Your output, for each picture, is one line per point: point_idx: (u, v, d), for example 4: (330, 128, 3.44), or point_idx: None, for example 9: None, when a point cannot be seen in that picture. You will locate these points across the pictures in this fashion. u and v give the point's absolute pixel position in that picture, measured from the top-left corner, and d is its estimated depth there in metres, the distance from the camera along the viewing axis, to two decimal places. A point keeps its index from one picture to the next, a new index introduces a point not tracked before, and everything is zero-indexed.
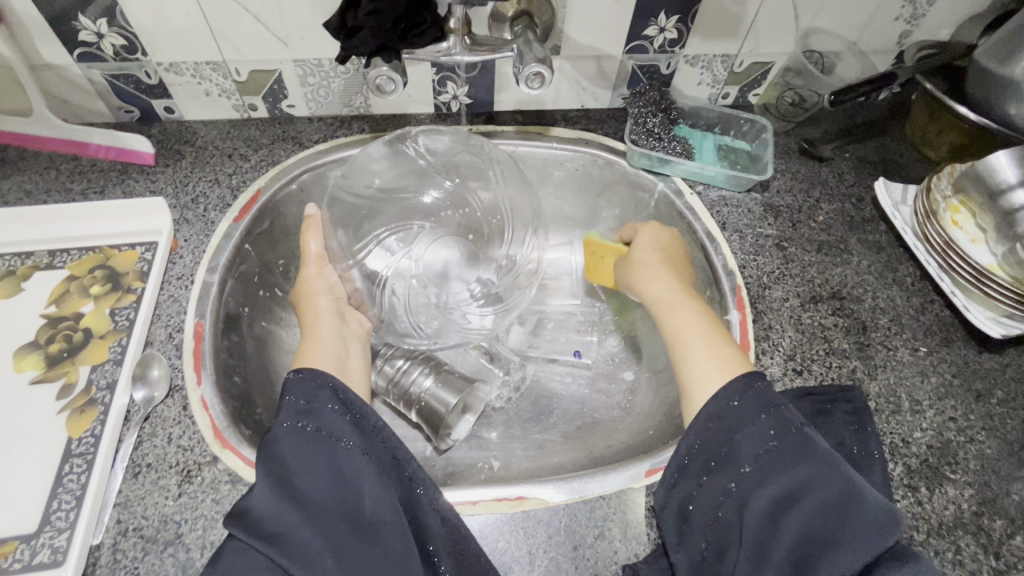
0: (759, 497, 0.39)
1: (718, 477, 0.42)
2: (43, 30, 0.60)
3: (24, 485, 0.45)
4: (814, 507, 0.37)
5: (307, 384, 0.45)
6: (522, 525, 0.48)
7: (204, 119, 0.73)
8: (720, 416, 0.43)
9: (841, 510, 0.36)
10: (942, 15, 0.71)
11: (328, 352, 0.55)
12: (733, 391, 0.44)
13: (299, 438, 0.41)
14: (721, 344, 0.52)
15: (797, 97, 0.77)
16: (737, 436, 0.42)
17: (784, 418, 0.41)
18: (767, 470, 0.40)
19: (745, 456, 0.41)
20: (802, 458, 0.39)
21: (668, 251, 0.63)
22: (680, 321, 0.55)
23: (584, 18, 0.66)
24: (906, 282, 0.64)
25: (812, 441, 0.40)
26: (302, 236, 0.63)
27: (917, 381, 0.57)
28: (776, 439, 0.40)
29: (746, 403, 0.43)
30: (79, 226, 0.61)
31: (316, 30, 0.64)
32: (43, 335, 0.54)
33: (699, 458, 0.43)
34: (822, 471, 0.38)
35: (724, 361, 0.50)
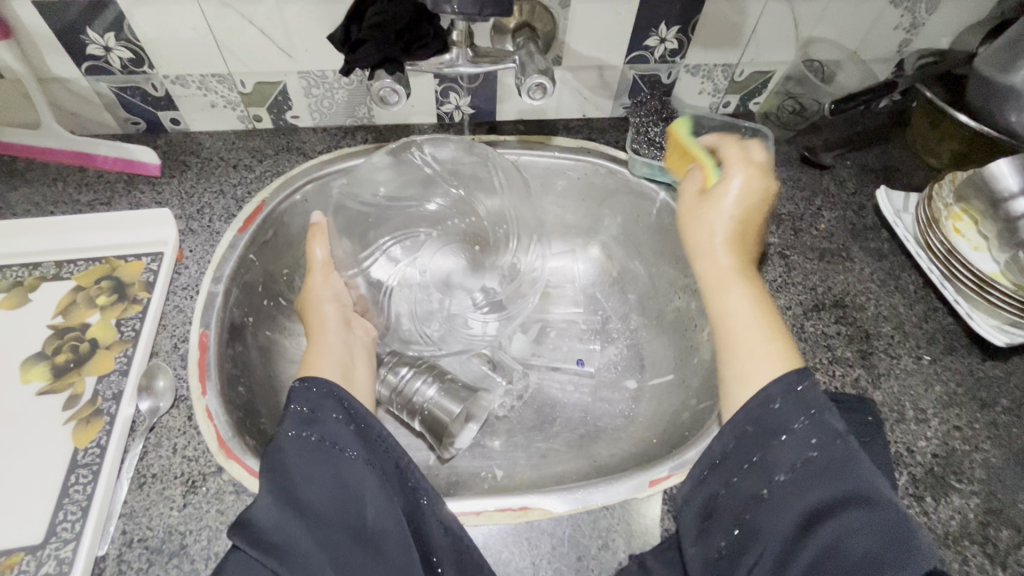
0: (789, 505, 0.37)
1: (750, 478, 0.40)
2: (52, 44, 0.61)
3: (30, 496, 0.45)
4: (853, 526, 0.35)
5: (310, 393, 0.44)
6: (526, 535, 0.48)
7: (209, 130, 0.73)
8: (759, 418, 0.42)
9: (883, 534, 0.34)
10: (940, 24, 0.72)
11: (333, 360, 0.53)
12: (774, 392, 0.42)
13: (303, 447, 0.41)
14: (773, 340, 0.46)
15: (797, 106, 0.78)
16: (776, 440, 0.40)
17: (824, 423, 0.39)
18: (801, 478, 0.38)
19: (783, 461, 0.39)
20: (845, 471, 0.37)
21: (746, 217, 0.53)
22: (731, 305, 0.49)
23: (585, 29, 0.66)
24: (909, 290, 0.64)
25: (855, 454, 0.38)
26: (309, 243, 0.63)
27: (921, 389, 0.56)
28: (818, 450, 0.39)
29: (788, 405, 0.41)
30: (87, 237, 0.62)
31: (320, 43, 0.65)
32: (50, 346, 0.54)
33: (736, 456, 0.42)
34: (864, 489, 0.36)
35: (769, 358, 0.45)
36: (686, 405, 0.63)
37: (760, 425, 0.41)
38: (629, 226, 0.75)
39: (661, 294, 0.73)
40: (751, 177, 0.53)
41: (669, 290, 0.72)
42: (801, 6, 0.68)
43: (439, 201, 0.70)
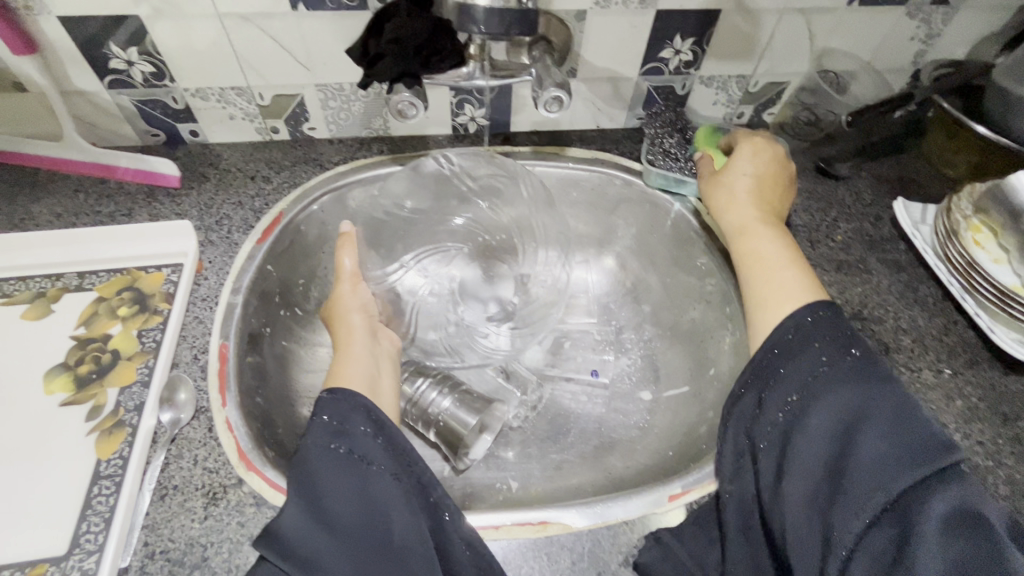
0: (810, 419, 0.41)
1: (770, 404, 0.45)
2: (76, 58, 0.62)
3: (55, 507, 0.46)
4: (876, 426, 0.39)
5: (339, 403, 0.45)
6: (546, 551, 0.48)
7: (227, 141, 0.74)
8: (778, 348, 0.48)
9: (906, 427, 0.38)
10: (956, 34, 0.72)
11: (359, 370, 0.53)
12: (791, 322, 0.48)
13: (330, 458, 0.41)
14: (795, 267, 0.55)
15: (812, 116, 0.77)
16: (791, 362, 0.46)
17: (831, 348, 0.45)
18: (817, 393, 0.43)
19: (799, 382, 0.44)
20: (861, 383, 0.42)
21: (762, 176, 0.64)
22: (758, 247, 0.58)
23: (600, 42, 0.67)
24: (927, 302, 0.64)
25: (873, 364, 0.44)
26: (337, 251, 0.62)
27: (943, 404, 0.56)
28: (828, 364, 0.44)
29: (800, 336, 0.47)
30: (107, 248, 0.63)
31: (338, 56, 0.65)
32: (73, 356, 0.55)
33: (756, 385, 0.47)
34: (884, 395, 0.41)
35: (798, 283, 0.53)
36: (703, 417, 0.63)
37: (783, 350, 0.47)
38: (643, 236, 0.75)
39: (676, 305, 0.72)
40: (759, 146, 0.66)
41: (684, 301, 0.72)
42: (816, 18, 0.68)
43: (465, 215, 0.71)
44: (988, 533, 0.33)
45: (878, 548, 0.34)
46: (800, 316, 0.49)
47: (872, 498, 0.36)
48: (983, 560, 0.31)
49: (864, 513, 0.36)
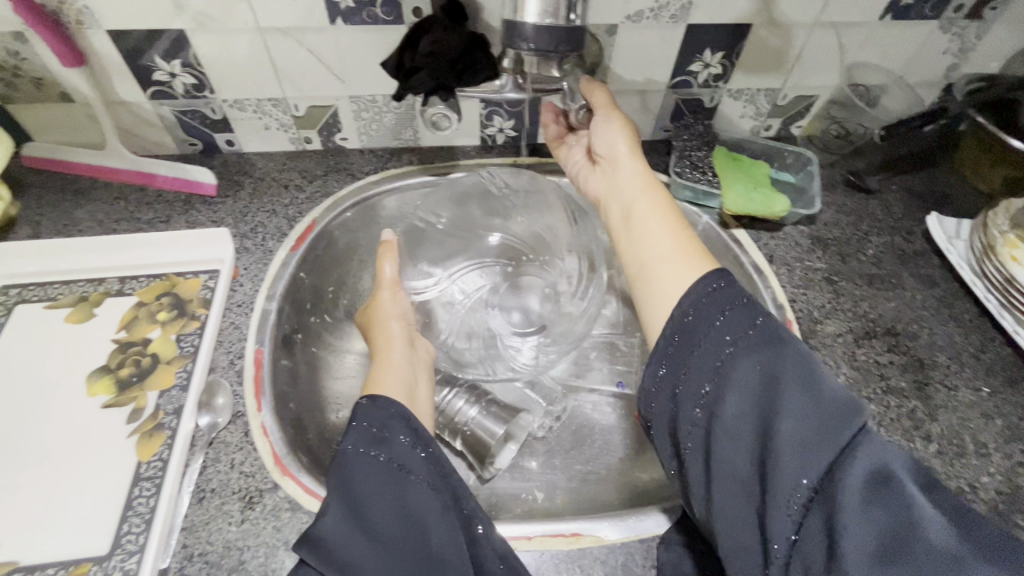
0: (723, 410, 0.37)
1: (685, 398, 0.40)
2: (121, 69, 0.64)
3: (97, 507, 0.47)
4: (785, 403, 0.35)
5: (378, 413, 0.46)
6: (579, 563, 0.48)
7: (261, 150, 0.76)
8: (679, 335, 0.42)
9: (814, 397, 0.35)
10: (991, 47, 0.71)
11: (397, 377, 0.53)
12: (688, 301, 0.43)
13: (369, 466, 0.42)
14: (684, 240, 0.49)
15: (842, 130, 0.78)
16: (696, 350, 0.40)
17: (737, 322, 0.40)
18: (724, 378, 0.38)
19: (709, 368, 0.39)
20: (768, 352, 0.38)
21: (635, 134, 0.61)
22: (641, 201, 0.53)
23: (630, 55, 0.67)
24: (963, 318, 0.63)
25: (780, 329, 0.40)
26: (378, 259, 0.63)
27: (981, 423, 0.55)
28: (732, 345, 0.39)
29: (701, 311, 0.41)
30: (147, 254, 0.64)
31: (372, 68, 0.66)
32: (113, 360, 0.56)
33: (666, 381, 0.42)
34: (790, 364, 0.37)
35: (688, 259, 0.47)
36: None
37: (684, 334, 0.41)
38: None
39: None
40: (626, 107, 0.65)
41: None
42: (847, 32, 0.67)
43: (498, 235, 0.74)
44: (903, 498, 0.31)
45: (811, 544, 0.31)
46: (705, 284, 0.43)
47: (795, 489, 0.33)
48: (905, 524, 0.30)
49: (793, 507, 0.33)
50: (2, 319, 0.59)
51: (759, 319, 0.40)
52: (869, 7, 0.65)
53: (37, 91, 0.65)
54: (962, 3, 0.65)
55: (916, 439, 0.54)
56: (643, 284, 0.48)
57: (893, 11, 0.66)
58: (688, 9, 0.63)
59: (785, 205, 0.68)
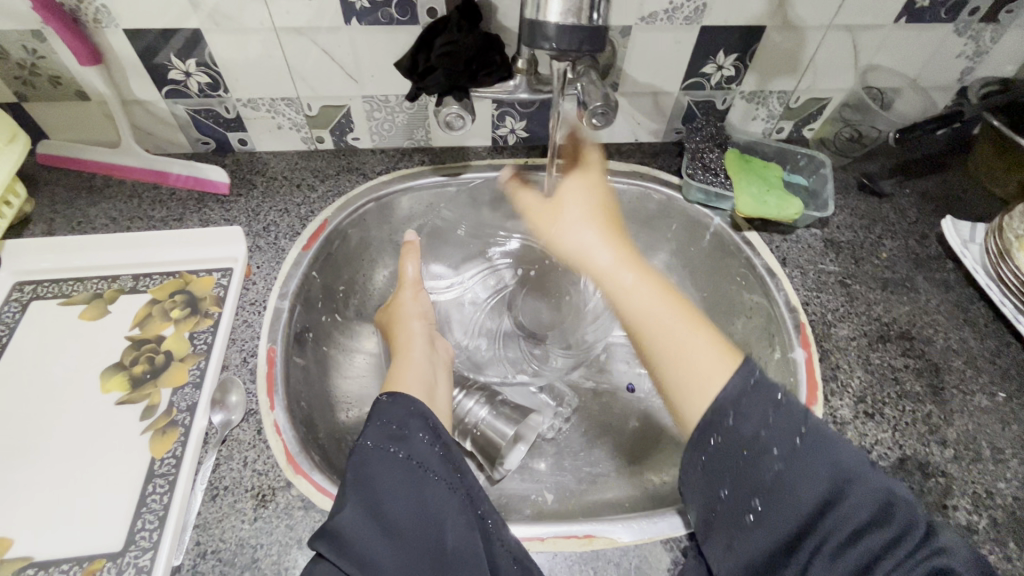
0: (774, 522, 0.38)
1: (733, 502, 0.41)
2: (137, 67, 0.64)
3: (111, 504, 0.47)
4: (839, 514, 0.36)
5: (398, 409, 0.47)
6: (592, 564, 0.47)
7: (273, 150, 0.76)
8: (725, 443, 0.41)
9: (869, 506, 0.36)
10: (1006, 51, 0.70)
11: (418, 376, 0.55)
12: (726, 401, 0.41)
13: (390, 462, 0.43)
14: (700, 339, 0.49)
15: (855, 133, 0.77)
16: (743, 463, 0.40)
17: (784, 425, 0.39)
18: (775, 491, 0.38)
19: (760, 481, 0.39)
20: (821, 460, 0.38)
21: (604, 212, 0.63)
22: (640, 302, 0.53)
23: (643, 56, 0.67)
24: (979, 323, 0.62)
25: (825, 429, 0.39)
26: (401, 259, 0.65)
27: (997, 429, 0.54)
28: (781, 458, 0.39)
29: (741, 421, 0.40)
30: (161, 252, 0.64)
31: (386, 68, 0.66)
32: (128, 357, 0.56)
33: (708, 481, 0.42)
34: (843, 473, 0.37)
35: (711, 364, 0.46)
36: None
37: (728, 441, 0.41)
38: (680, 251, 0.74)
39: (714, 319, 0.71)
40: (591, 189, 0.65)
41: (723, 315, 0.70)
42: (861, 35, 0.67)
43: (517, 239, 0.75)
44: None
45: None
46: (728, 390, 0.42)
47: None
48: None
49: None
50: (17, 316, 0.59)
51: (804, 427, 0.39)
52: (884, 9, 0.64)
53: (53, 89, 0.66)
54: (977, 6, 0.65)
55: (932, 443, 0.53)
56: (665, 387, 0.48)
57: (908, 14, 0.65)
58: (702, 11, 0.63)
59: (798, 209, 0.68)
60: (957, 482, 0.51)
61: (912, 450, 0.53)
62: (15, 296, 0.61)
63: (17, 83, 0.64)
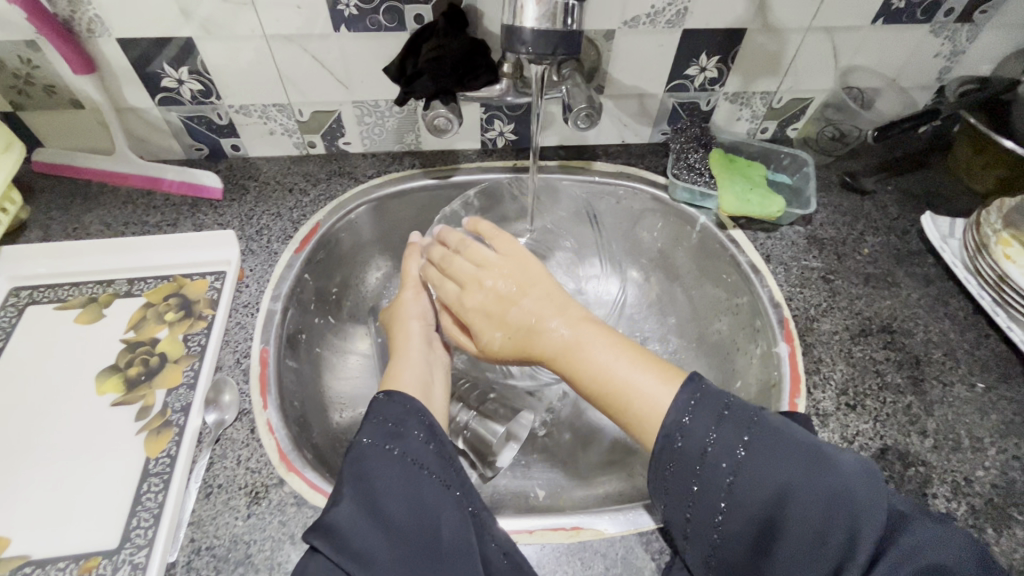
0: (739, 529, 0.39)
1: (697, 521, 0.41)
2: (131, 76, 0.65)
3: (107, 503, 0.48)
4: (800, 509, 0.37)
5: (396, 408, 0.48)
6: (579, 555, 0.48)
7: (266, 155, 0.77)
8: (671, 458, 0.42)
9: (823, 497, 0.37)
10: (982, 51, 0.72)
11: (414, 376, 0.56)
12: (680, 408, 0.43)
13: (386, 459, 0.44)
14: (647, 364, 0.47)
15: (836, 132, 0.79)
16: (696, 478, 0.40)
17: (733, 427, 0.41)
18: (738, 500, 0.39)
19: (716, 494, 0.40)
20: (772, 459, 0.39)
21: (518, 257, 0.56)
22: (596, 368, 0.48)
23: (627, 60, 0.68)
24: (959, 316, 0.64)
25: (771, 427, 0.41)
26: (405, 259, 0.65)
27: (976, 418, 0.55)
28: (732, 470, 0.39)
29: (689, 444, 0.41)
30: (155, 256, 0.65)
31: (376, 74, 0.68)
32: (122, 359, 0.58)
33: (674, 507, 0.42)
34: (792, 468, 0.38)
35: (659, 384, 0.45)
36: None
37: (681, 457, 0.41)
38: (667, 250, 0.76)
39: (702, 316, 0.72)
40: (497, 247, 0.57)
41: (710, 313, 0.71)
42: (840, 36, 0.69)
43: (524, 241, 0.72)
44: None
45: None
46: (681, 406, 0.43)
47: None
48: None
49: None
50: (14, 320, 0.60)
51: (747, 432, 0.40)
52: (861, 11, 0.66)
53: (47, 98, 0.67)
54: (952, 7, 0.66)
55: (912, 434, 0.54)
56: (622, 427, 0.46)
57: (885, 16, 0.67)
58: (684, 14, 0.64)
59: (781, 206, 0.69)
60: (937, 471, 0.52)
61: (893, 440, 0.54)
62: (12, 302, 0.62)
63: (12, 92, 0.66)
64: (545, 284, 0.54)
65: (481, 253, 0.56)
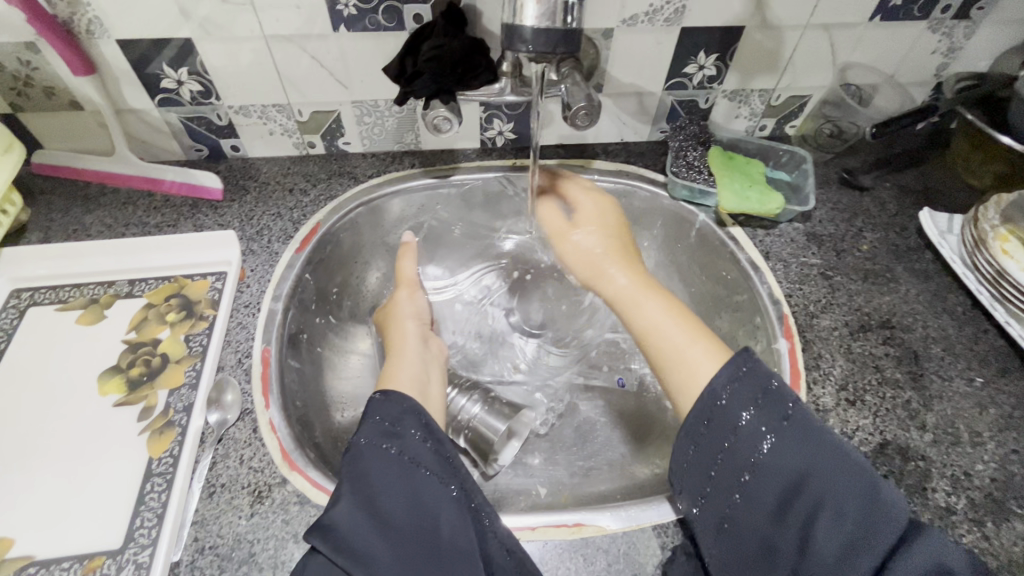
0: (761, 494, 0.40)
1: (720, 483, 0.42)
2: (130, 77, 0.65)
3: (111, 503, 0.48)
4: (824, 496, 0.37)
5: (392, 406, 0.49)
6: (582, 552, 0.48)
7: (265, 155, 0.77)
8: (708, 417, 0.43)
9: (854, 486, 0.37)
10: (980, 47, 0.72)
11: (410, 374, 0.56)
12: (721, 385, 0.43)
13: (384, 459, 0.44)
14: (698, 337, 0.51)
15: (835, 129, 0.79)
16: (728, 441, 0.42)
17: (772, 411, 0.41)
18: (763, 473, 0.40)
19: (745, 458, 0.41)
20: (804, 446, 0.39)
21: (612, 220, 0.66)
22: (648, 316, 0.55)
23: (626, 58, 0.68)
24: (957, 311, 0.64)
25: (812, 418, 0.41)
26: (399, 259, 0.67)
27: (975, 413, 0.56)
28: (767, 440, 0.40)
29: (734, 402, 0.42)
30: (156, 257, 0.66)
31: (376, 74, 0.68)
32: (124, 359, 0.58)
33: (697, 466, 0.44)
34: (830, 451, 0.38)
35: (705, 356, 0.49)
36: None
37: (715, 421, 0.43)
38: (668, 248, 0.76)
39: (702, 313, 0.72)
40: (598, 204, 0.67)
41: (710, 310, 0.71)
42: (838, 33, 0.69)
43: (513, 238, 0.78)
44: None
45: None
46: (713, 395, 0.43)
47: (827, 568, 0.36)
48: None
49: None
50: (15, 322, 0.60)
51: (791, 408, 0.41)
52: (858, 8, 0.66)
53: (47, 100, 0.67)
54: (949, 3, 0.67)
55: (912, 428, 0.55)
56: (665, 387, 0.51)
57: (882, 12, 0.67)
58: (682, 12, 0.64)
59: (780, 203, 0.69)
60: (936, 465, 0.52)
61: (892, 435, 0.54)
62: (13, 304, 0.62)
63: (12, 94, 0.66)
64: (630, 251, 0.63)
65: (585, 200, 0.68)
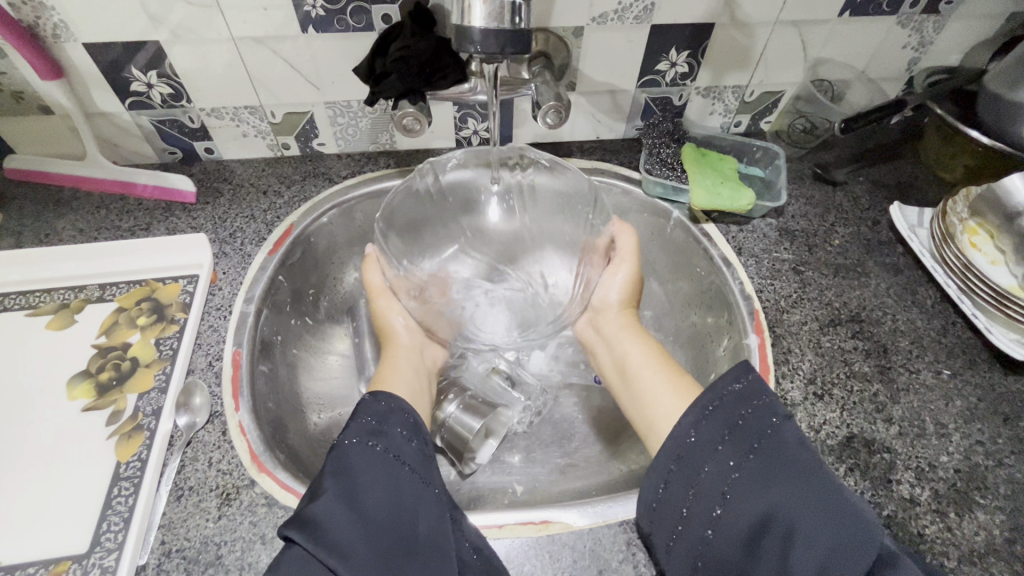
0: (734, 528, 0.39)
1: (693, 518, 0.42)
2: (98, 81, 0.65)
3: (77, 507, 0.48)
4: (797, 525, 0.37)
5: (379, 406, 0.49)
6: (548, 549, 0.49)
7: (240, 157, 0.77)
8: (678, 454, 0.44)
9: (826, 514, 0.37)
10: (950, 41, 0.73)
11: (403, 381, 0.60)
12: (687, 425, 0.44)
13: (367, 455, 0.45)
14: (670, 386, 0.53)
15: (807, 124, 0.79)
16: (698, 476, 0.42)
17: (741, 442, 0.42)
18: (735, 504, 0.40)
19: (715, 491, 0.41)
20: (770, 475, 0.40)
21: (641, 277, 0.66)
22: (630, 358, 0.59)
23: (597, 55, 0.68)
24: (926, 304, 0.64)
25: (780, 443, 0.41)
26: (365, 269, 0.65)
27: (941, 405, 0.56)
28: (736, 470, 0.41)
29: (701, 438, 0.43)
30: (127, 261, 0.65)
31: (347, 75, 0.68)
32: (94, 364, 0.58)
33: (668, 505, 0.43)
34: (801, 478, 0.39)
35: (672, 403, 0.51)
36: None
37: (679, 462, 0.43)
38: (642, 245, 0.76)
39: (678, 310, 0.73)
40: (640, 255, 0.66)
41: (685, 306, 0.72)
42: (808, 30, 0.69)
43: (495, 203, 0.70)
44: None
45: None
46: (682, 433, 0.44)
47: None
48: None
49: None
50: None
51: (758, 441, 0.42)
52: (827, 5, 0.67)
53: (16, 105, 0.66)
54: None
55: (879, 421, 0.55)
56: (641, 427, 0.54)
57: (850, 8, 0.67)
58: (651, 10, 0.64)
59: (751, 200, 0.69)
60: (901, 458, 0.53)
61: (859, 428, 0.55)
62: None
63: None
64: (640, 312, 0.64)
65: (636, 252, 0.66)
